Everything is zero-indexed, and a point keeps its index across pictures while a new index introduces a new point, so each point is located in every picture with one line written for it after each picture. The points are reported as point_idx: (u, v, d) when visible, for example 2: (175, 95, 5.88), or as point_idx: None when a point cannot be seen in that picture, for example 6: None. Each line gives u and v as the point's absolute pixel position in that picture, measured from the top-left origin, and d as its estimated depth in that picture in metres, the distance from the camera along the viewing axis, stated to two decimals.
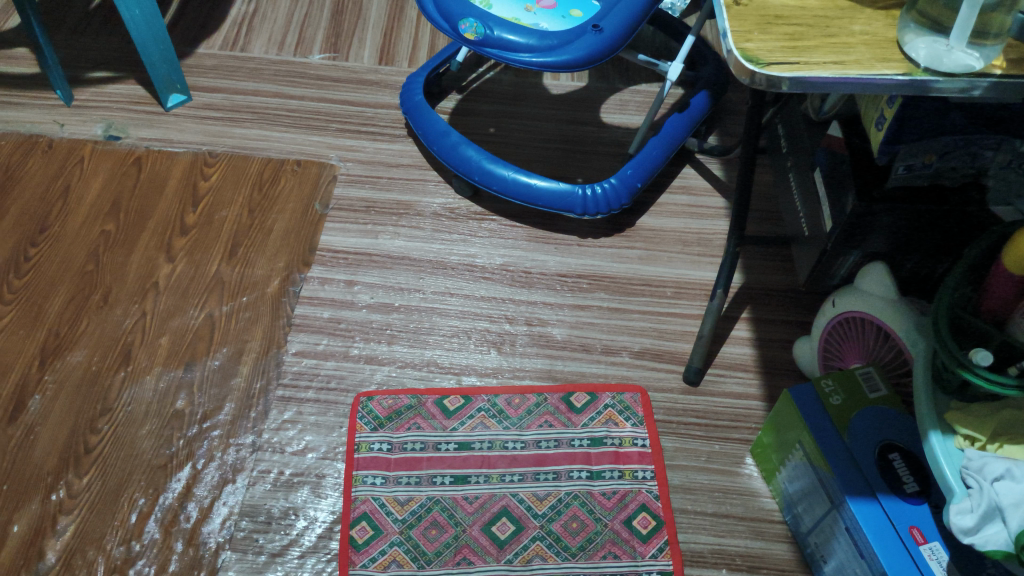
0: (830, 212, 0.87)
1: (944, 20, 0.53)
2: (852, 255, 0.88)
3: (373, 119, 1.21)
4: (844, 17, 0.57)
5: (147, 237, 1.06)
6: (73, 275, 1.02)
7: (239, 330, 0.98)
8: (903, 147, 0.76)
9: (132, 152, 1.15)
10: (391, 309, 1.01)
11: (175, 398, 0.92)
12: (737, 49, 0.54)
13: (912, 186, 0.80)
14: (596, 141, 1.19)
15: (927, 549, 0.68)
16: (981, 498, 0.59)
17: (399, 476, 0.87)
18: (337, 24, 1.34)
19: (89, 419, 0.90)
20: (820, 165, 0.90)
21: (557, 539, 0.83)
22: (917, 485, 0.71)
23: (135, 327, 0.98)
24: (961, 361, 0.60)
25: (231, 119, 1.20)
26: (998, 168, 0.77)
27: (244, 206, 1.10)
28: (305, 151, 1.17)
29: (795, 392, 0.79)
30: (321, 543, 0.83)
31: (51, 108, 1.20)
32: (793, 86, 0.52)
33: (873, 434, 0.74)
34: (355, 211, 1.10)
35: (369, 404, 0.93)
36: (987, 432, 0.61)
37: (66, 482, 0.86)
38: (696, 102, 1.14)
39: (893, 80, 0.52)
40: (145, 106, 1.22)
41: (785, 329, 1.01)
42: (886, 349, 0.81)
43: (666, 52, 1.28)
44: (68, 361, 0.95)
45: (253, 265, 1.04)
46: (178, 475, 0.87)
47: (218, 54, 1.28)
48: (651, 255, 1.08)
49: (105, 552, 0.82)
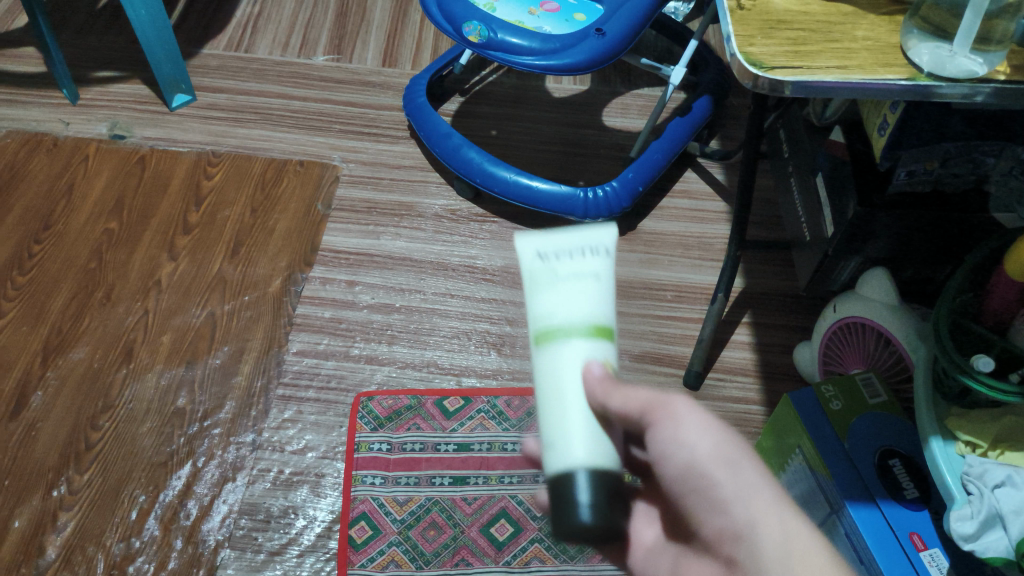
0: (831, 217, 0.87)
1: (948, 27, 0.54)
2: (852, 260, 0.88)
3: (375, 120, 1.22)
4: (846, 22, 0.57)
5: (150, 235, 1.07)
6: (76, 273, 1.02)
7: (240, 328, 0.98)
8: (906, 153, 0.74)
9: (136, 151, 1.16)
10: (392, 310, 1.01)
11: (176, 396, 0.93)
12: (740, 53, 0.54)
13: (912, 191, 0.79)
14: (598, 144, 1.19)
15: (927, 555, 0.67)
16: (982, 505, 0.58)
17: (398, 477, 0.87)
18: (341, 26, 1.34)
19: (91, 416, 0.91)
20: (822, 170, 0.90)
21: (555, 542, 0.83)
22: (917, 491, 0.71)
23: (137, 326, 0.98)
24: (961, 366, 0.60)
25: (235, 119, 1.21)
26: (999, 175, 0.76)
27: (247, 206, 1.10)
28: (308, 152, 1.17)
29: (794, 396, 0.79)
30: (319, 542, 0.83)
31: (57, 107, 1.21)
32: (796, 90, 0.53)
33: (874, 440, 0.74)
34: (357, 212, 1.11)
35: (369, 403, 0.93)
36: (988, 439, 0.61)
37: (67, 478, 0.86)
38: (697, 106, 1.14)
39: (895, 84, 0.52)
40: (150, 105, 1.22)
41: (785, 333, 1.01)
42: (887, 355, 0.81)
43: (668, 56, 1.28)
44: (70, 358, 0.95)
45: (255, 265, 1.04)
46: (178, 472, 0.87)
47: (223, 55, 1.29)
48: (652, 258, 1.08)
49: (105, 549, 0.82)
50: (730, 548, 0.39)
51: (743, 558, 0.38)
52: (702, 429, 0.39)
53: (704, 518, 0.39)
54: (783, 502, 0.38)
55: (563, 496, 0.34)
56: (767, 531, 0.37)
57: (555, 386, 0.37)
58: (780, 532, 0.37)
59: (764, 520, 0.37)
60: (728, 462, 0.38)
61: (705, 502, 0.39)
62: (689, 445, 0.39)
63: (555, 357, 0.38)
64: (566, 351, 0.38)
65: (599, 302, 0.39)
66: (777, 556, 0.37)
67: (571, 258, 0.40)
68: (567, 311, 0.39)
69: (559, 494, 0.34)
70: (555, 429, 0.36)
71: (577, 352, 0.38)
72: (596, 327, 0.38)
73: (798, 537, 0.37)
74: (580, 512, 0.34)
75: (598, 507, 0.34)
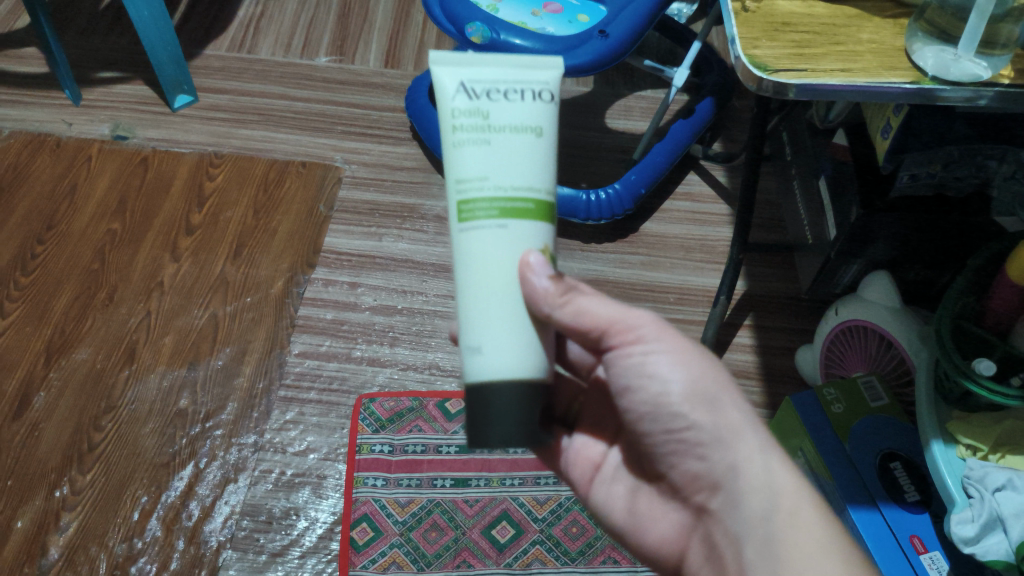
0: (834, 221, 0.87)
1: (952, 30, 0.53)
2: (855, 263, 0.89)
3: (377, 121, 1.22)
4: (851, 25, 0.57)
5: (152, 237, 1.07)
6: (79, 274, 1.02)
7: (242, 330, 0.99)
8: (910, 157, 0.74)
9: (138, 152, 1.16)
10: (394, 311, 1.01)
11: (178, 397, 0.93)
12: (746, 56, 0.54)
13: (915, 195, 0.79)
14: (600, 146, 1.19)
15: (927, 558, 0.67)
16: (982, 508, 0.58)
17: (399, 479, 0.88)
18: (343, 27, 1.34)
19: (93, 417, 0.91)
20: (824, 173, 0.90)
21: (557, 544, 0.83)
22: (918, 494, 0.71)
23: (140, 326, 0.98)
24: (963, 370, 0.60)
25: (237, 120, 1.21)
26: (1001, 180, 0.75)
27: (249, 207, 1.10)
28: (311, 153, 1.17)
29: (796, 399, 0.79)
30: (321, 544, 0.83)
31: (59, 107, 1.21)
32: (801, 93, 0.52)
33: (875, 443, 0.74)
34: (359, 213, 1.11)
35: (371, 405, 0.93)
36: (989, 442, 0.61)
37: (70, 478, 0.86)
38: (698, 109, 1.14)
39: (899, 88, 0.52)
40: (152, 106, 1.22)
41: (787, 336, 1.01)
42: (889, 358, 0.81)
43: (671, 57, 1.28)
44: (72, 359, 0.95)
45: (257, 266, 1.04)
46: (180, 473, 0.87)
47: (225, 56, 1.29)
48: (654, 260, 1.08)
49: (107, 549, 0.82)
50: (711, 482, 0.49)
51: (723, 489, 0.49)
52: (674, 368, 0.49)
53: (683, 456, 0.50)
54: (759, 443, 0.49)
55: (478, 406, 0.45)
56: (748, 469, 0.48)
57: (489, 281, 0.46)
58: (761, 469, 0.48)
59: (745, 461, 0.48)
60: (707, 402, 0.49)
61: (683, 441, 0.49)
62: (668, 384, 0.49)
63: (491, 241, 0.46)
64: (506, 225, 0.46)
65: (540, 173, 0.47)
66: (755, 488, 0.48)
67: (506, 109, 0.47)
68: (506, 170, 0.46)
69: (475, 407, 0.45)
70: (480, 329, 0.46)
71: (518, 236, 0.46)
72: (534, 190, 0.46)
73: (774, 472, 0.48)
74: (493, 434, 0.44)
75: (509, 428, 0.44)
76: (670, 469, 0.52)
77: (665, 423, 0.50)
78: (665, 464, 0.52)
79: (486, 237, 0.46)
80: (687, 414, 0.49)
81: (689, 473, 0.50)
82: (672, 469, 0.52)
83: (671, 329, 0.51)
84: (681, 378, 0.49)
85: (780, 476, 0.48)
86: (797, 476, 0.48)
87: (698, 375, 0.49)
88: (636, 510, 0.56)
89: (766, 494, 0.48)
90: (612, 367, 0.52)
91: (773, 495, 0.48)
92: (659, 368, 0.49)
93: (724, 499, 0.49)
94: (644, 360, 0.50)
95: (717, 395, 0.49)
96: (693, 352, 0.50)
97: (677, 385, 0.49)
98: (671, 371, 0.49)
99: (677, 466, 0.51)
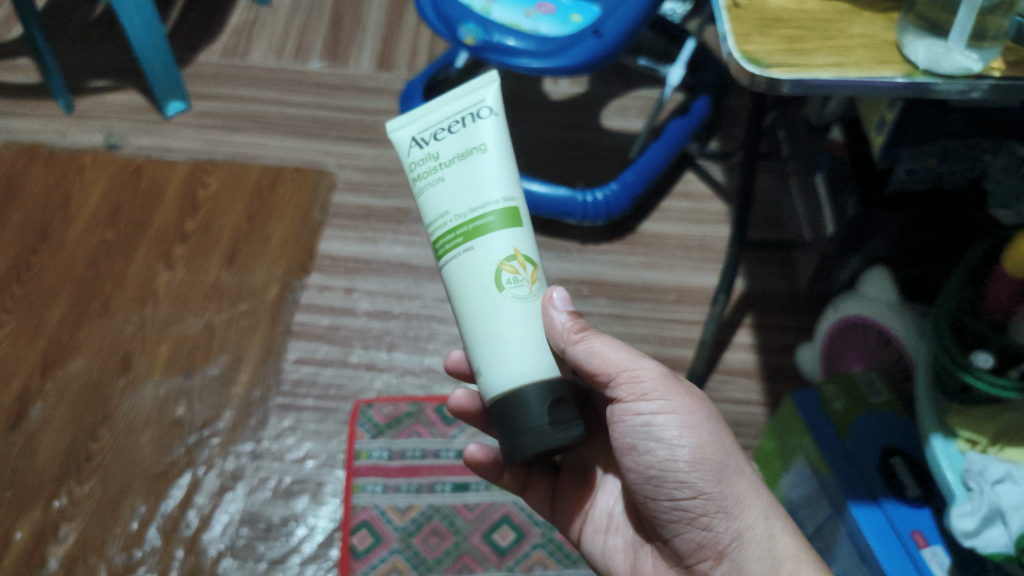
0: (831, 216, 0.88)
1: (942, 23, 0.53)
2: (853, 260, 0.88)
3: (371, 126, 1.21)
4: (842, 19, 0.56)
5: (147, 244, 1.06)
6: (74, 283, 1.02)
7: (237, 338, 0.98)
8: (905, 151, 0.74)
9: (132, 161, 1.16)
10: (390, 317, 1.01)
11: (174, 406, 0.92)
12: (737, 52, 0.53)
13: (913, 191, 0.78)
14: (596, 147, 1.19)
15: (929, 552, 0.66)
16: (982, 500, 0.57)
17: (399, 484, 0.87)
18: (337, 31, 1.34)
19: (90, 427, 0.90)
20: (821, 168, 0.90)
21: (558, 547, 0.83)
22: (919, 489, 0.69)
23: (136, 335, 0.98)
24: (961, 363, 0.60)
25: (230, 127, 1.20)
26: (997, 172, 0.73)
27: (243, 214, 1.10)
28: (305, 159, 1.17)
29: (796, 396, 0.77)
30: (320, 552, 0.83)
31: (52, 117, 1.21)
32: (793, 88, 0.52)
33: (877, 439, 0.73)
34: (354, 218, 1.10)
35: (368, 411, 0.92)
36: (988, 435, 0.61)
37: (68, 488, 0.86)
38: (695, 107, 1.13)
39: (891, 81, 0.51)
40: (145, 114, 1.22)
41: (787, 335, 1.00)
42: (887, 354, 0.79)
43: (665, 56, 1.28)
44: (68, 370, 0.95)
45: (252, 272, 1.04)
46: (177, 483, 0.87)
47: (219, 63, 1.29)
48: (651, 261, 1.07)
49: (106, 559, 0.82)
50: (716, 548, 0.53)
51: (727, 555, 0.53)
52: (682, 437, 0.52)
53: (689, 525, 0.53)
54: (762, 510, 0.53)
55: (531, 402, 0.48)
56: (750, 537, 0.52)
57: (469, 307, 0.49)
58: (762, 537, 0.52)
59: (748, 528, 0.52)
60: (717, 473, 0.52)
61: (689, 511, 0.53)
62: (676, 451, 0.52)
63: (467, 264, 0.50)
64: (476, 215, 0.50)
65: (499, 184, 0.51)
66: (758, 554, 0.52)
67: None
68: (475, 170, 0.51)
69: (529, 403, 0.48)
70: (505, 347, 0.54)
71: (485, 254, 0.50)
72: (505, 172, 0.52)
73: (776, 537, 0.52)
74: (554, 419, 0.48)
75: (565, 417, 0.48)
76: (675, 536, 0.55)
77: (672, 490, 0.53)
78: (670, 530, 0.55)
79: (460, 263, 0.50)
80: (694, 483, 0.52)
81: (694, 541, 0.54)
82: (675, 536, 0.55)
83: (679, 390, 0.53)
84: (689, 444, 0.52)
85: (781, 542, 0.52)
86: (796, 541, 0.52)
87: (705, 443, 0.52)
88: (638, 566, 0.59)
89: (768, 561, 0.51)
90: (618, 423, 0.54)
91: (776, 560, 0.51)
92: (668, 431, 0.52)
93: (728, 565, 0.53)
94: (653, 420, 0.52)
95: (724, 464, 0.52)
96: (700, 417, 0.53)
97: (685, 452, 0.52)
98: (680, 437, 0.52)
99: (682, 534, 0.54)
